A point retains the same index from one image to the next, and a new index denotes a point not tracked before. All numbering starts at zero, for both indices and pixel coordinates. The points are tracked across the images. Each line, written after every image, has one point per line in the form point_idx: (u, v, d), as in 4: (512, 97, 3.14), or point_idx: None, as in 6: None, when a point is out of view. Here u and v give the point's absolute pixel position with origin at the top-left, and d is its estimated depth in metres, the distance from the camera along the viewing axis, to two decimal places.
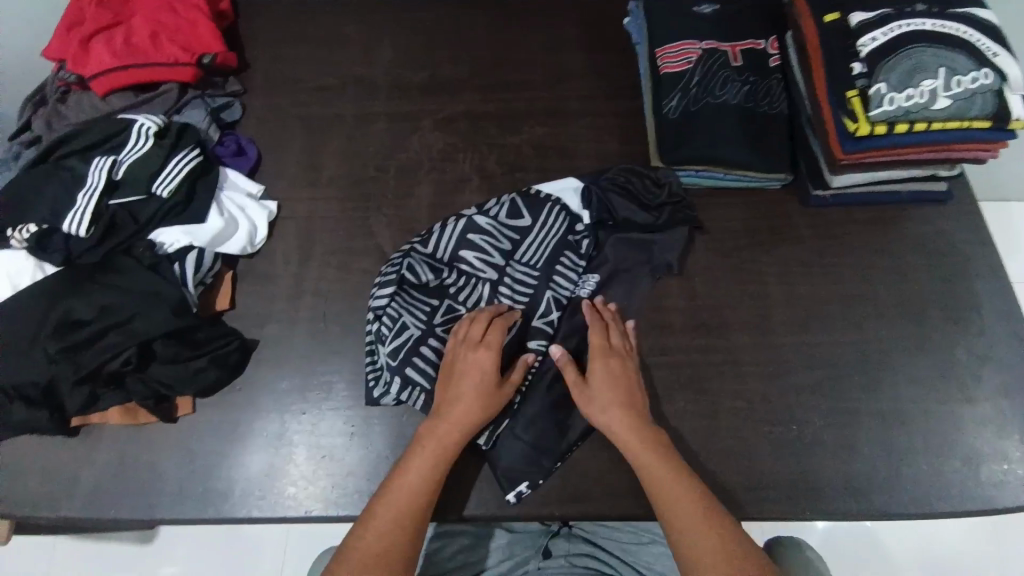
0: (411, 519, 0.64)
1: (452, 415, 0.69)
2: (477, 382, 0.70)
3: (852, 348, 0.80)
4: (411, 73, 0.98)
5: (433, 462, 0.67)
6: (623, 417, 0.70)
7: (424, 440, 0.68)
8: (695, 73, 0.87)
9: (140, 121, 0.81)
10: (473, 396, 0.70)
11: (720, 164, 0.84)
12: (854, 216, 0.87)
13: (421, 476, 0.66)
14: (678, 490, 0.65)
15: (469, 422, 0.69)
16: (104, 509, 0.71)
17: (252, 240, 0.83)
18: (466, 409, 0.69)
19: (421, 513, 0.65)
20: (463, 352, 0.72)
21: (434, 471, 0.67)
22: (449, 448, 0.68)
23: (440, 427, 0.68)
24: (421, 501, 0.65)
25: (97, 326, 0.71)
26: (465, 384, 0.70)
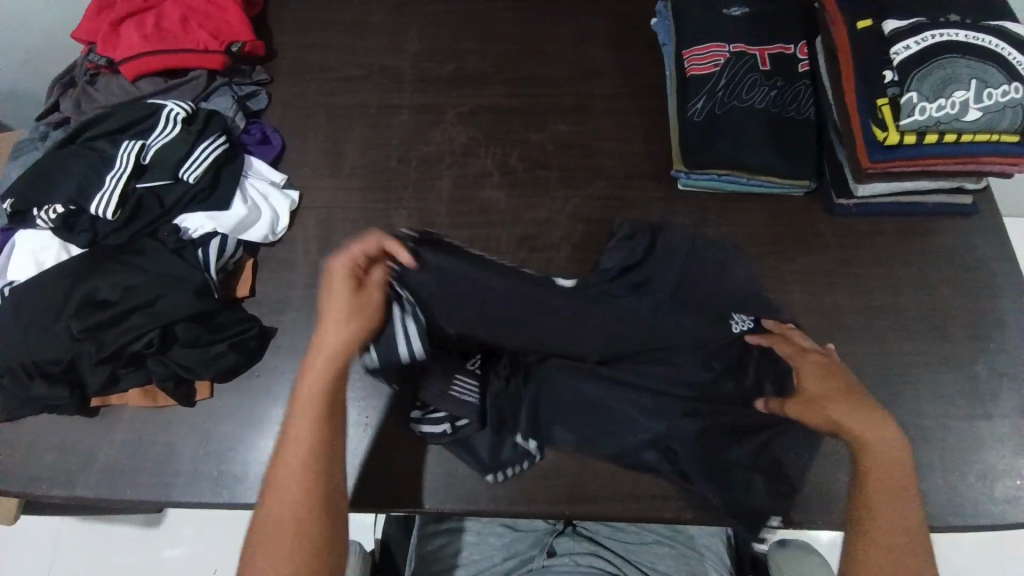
0: (311, 465, 0.62)
1: (316, 350, 0.65)
2: (343, 309, 0.65)
3: (870, 359, 0.79)
4: (436, 66, 0.98)
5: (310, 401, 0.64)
6: (849, 419, 0.67)
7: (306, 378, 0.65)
8: (722, 76, 0.87)
9: (168, 106, 0.82)
10: (328, 323, 0.65)
11: (743, 169, 0.84)
12: (877, 226, 0.86)
13: (301, 417, 0.63)
14: (893, 502, 0.64)
15: (342, 348, 0.65)
16: (119, 488, 0.72)
17: (275, 228, 0.84)
18: (337, 340, 0.65)
19: (320, 449, 0.63)
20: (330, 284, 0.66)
21: (321, 406, 0.64)
22: (330, 381, 0.65)
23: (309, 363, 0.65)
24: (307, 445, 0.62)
25: (120, 306, 0.71)
26: (330, 311, 0.66)
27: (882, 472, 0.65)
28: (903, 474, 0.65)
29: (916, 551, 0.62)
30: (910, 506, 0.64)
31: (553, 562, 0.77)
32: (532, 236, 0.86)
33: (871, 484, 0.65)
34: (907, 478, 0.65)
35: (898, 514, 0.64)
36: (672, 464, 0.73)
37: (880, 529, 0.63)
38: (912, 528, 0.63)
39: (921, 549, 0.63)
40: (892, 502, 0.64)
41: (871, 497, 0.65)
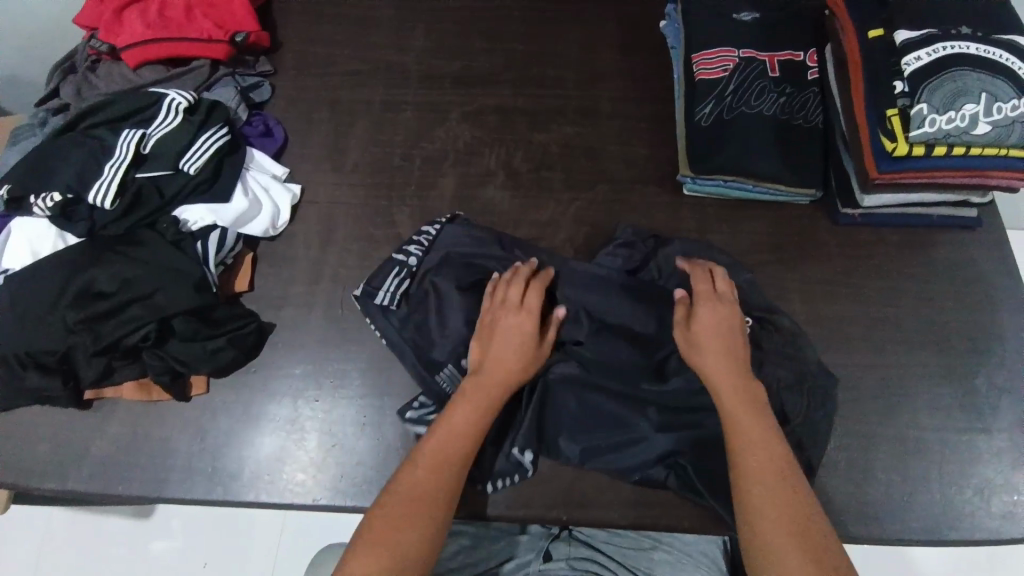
0: (448, 477, 0.62)
1: (493, 372, 0.68)
2: (520, 337, 0.70)
3: (871, 370, 0.79)
4: (442, 63, 0.97)
5: (482, 413, 0.66)
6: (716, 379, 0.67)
7: (467, 389, 0.67)
8: (731, 81, 0.86)
9: (170, 96, 0.80)
10: (518, 352, 0.69)
11: (750, 176, 0.83)
12: (881, 237, 0.86)
13: (464, 428, 0.65)
14: (760, 446, 0.62)
15: (514, 372, 0.68)
16: (112, 483, 0.71)
17: (275, 223, 0.83)
18: (508, 362, 0.68)
19: (460, 460, 0.63)
20: (499, 316, 0.71)
21: (476, 418, 0.65)
22: (492, 398, 0.67)
23: (484, 380, 0.67)
24: (464, 454, 0.64)
25: (117, 298, 0.70)
26: (501, 339, 0.69)
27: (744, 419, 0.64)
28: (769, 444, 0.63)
29: (796, 495, 0.60)
30: (778, 455, 0.62)
31: (549, 566, 0.76)
32: (536, 238, 0.86)
33: (737, 431, 0.64)
34: (768, 424, 0.64)
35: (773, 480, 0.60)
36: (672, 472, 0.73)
37: (747, 473, 0.61)
38: (788, 471, 0.61)
39: (803, 498, 0.60)
40: (756, 447, 0.62)
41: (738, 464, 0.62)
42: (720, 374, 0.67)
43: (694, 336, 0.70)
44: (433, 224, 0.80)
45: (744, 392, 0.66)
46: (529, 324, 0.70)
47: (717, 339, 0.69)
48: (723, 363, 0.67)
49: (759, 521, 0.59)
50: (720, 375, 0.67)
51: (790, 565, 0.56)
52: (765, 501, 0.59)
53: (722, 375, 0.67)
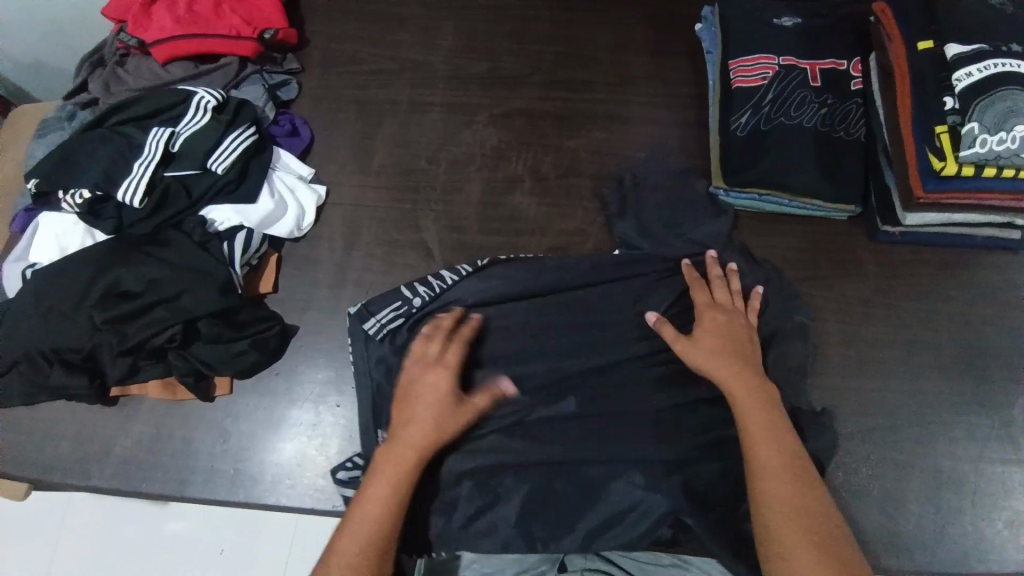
0: (374, 554, 0.60)
1: (407, 439, 0.65)
2: (436, 401, 0.67)
3: (906, 396, 0.76)
4: (470, 62, 0.95)
5: (396, 489, 0.63)
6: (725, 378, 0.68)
7: (383, 462, 0.64)
8: (771, 89, 0.83)
9: (199, 94, 0.80)
10: (429, 418, 0.66)
11: (786, 190, 0.80)
12: (921, 257, 0.83)
13: (378, 503, 0.62)
14: (772, 440, 0.63)
15: (434, 439, 0.66)
16: (133, 482, 0.71)
17: (300, 224, 0.82)
18: (426, 428, 0.66)
19: (385, 538, 0.61)
20: (413, 375, 0.69)
21: (398, 492, 0.63)
22: (411, 469, 0.64)
23: (399, 449, 0.65)
24: (378, 535, 0.61)
25: (144, 299, 0.70)
26: (419, 406, 0.67)
27: (755, 418, 0.65)
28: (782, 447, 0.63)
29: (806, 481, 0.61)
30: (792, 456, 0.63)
31: None
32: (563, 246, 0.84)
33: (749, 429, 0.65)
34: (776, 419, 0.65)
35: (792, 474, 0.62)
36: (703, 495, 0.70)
37: (760, 465, 0.62)
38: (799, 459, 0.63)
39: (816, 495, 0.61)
40: (773, 444, 0.63)
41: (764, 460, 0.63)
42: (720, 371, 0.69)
43: (697, 342, 0.71)
44: (451, 274, 0.79)
45: (749, 386, 0.67)
46: (447, 386, 0.68)
47: (716, 343, 0.71)
48: (730, 364, 0.69)
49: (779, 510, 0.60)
50: (727, 378, 0.68)
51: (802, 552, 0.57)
52: (784, 501, 0.60)
53: (725, 376, 0.68)
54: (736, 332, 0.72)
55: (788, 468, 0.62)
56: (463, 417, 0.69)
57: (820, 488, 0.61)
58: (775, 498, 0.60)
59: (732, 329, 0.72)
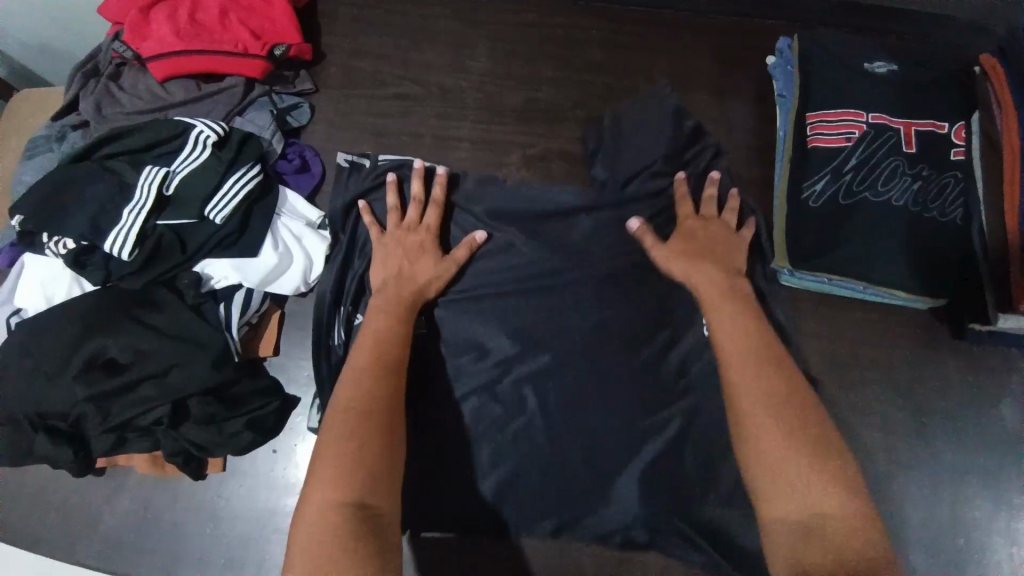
0: (382, 365, 0.59)
1: (408, 274, 0.68)
2: (425, 244, 0.70)
3: (976, 524, 0.68)
4: (503, 90, 0.85)
5: (391, 321, 0.63)
6: (700, 283, 0.66)
7: (386, 292, 0.66)
8: (854, 154, 0.72)
9: (198, 127, 0.71)
10: (410, 250, 0.70)
11: (863, 279, 0.69)
12: (1009, 359, 0.73)
13: (378, 332, 0.62)
14: (731, 332, 0.60)
15: (429, 280, 0.68)
16: (122, 564, 0.66)
17: (307, 278, 0.74)
18: (417, 265, 0.69)
19: (396, 355, 0.61)
20: (398, 235, 0.71)
21: (398, 322, 0.63)
22: (407, 300, 0.66)
23: (395, 285, 0.67)
24: (393, 348, 0.61)
25: (131, 372, 0.63)
26: (407, 242, 0.70)
27: (719, 317, 0.62)
28: (760, 348, 0.58)
29: (779, 380, 0.56)
30: (772, 358, 0.58)
31: None
32: (599, 307, 0.71)
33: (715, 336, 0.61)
34: (749, 323, 0.61)
35: (772, 370, 0.56)
36: None
37: (722, 355, 0.59)
38: (763, 345, 0.59)
39: (804, 401, 0.54)
40: (732, 334, 0.60)
41: (734, 358, 0.58)
42: (690, 279, 0.66)
43: (672, 254, 0.68)
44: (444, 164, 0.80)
45: (716, 286, 0.65)
46: (426, 243, 0.70)
47: (691, 249, 0.68)
48: (701, 277, 0.66)
49: (740, 394, 0.55)
50: (701, 287, 0.65)
51: (771, 445, 0.52)
52: (751, 398, 0.55)
53: (693, 283, 0.66)
54: (709, 239, 0.69)
55: (744, 356, 0.58)
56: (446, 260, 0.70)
57: (800, 390, 0.55)
58: (740, 406, 0.55)
59: (709, 240, 0.69)
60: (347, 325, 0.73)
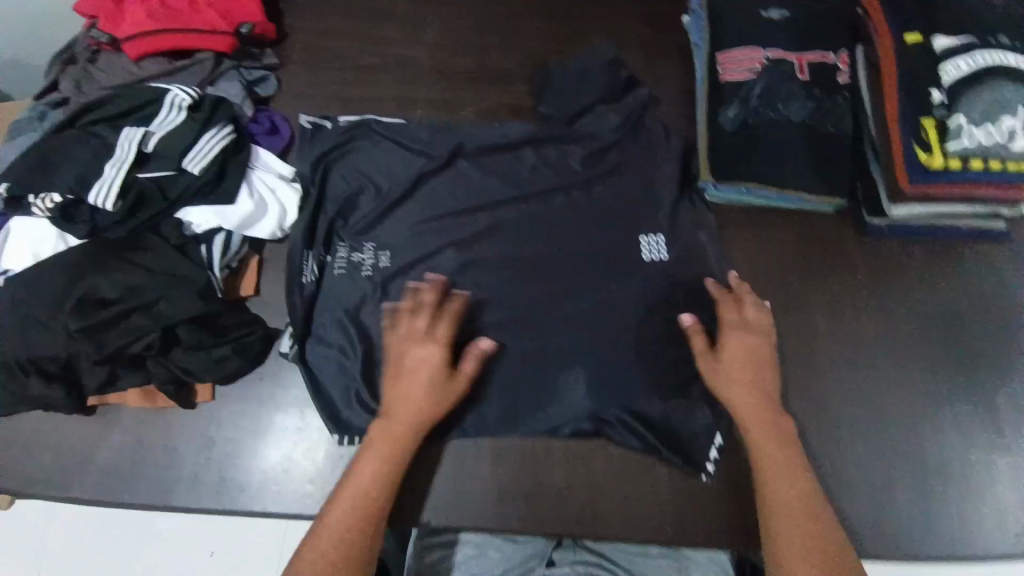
0: (369, 512, 0.62)
1: (399, 419, 0.66)
2: (427, 382, 0.67)
3: (893, 389, 0.77)
4: (454, 58, 0.94)
5: (393, 467, 0.65)
6: (748, 411, 0.69)
7: (382, 430, 0.67)
8: (758, 84, 0.82)
9: (172, 92, 0.78)
10: (420, 399, 0.67)
11: (774, 184, 0.81)
12: (908, 249, 0.84)
13: (371, 482, 0.64)
14: (780, 474, 0.65)
15: (421, 420, 0.67)
16: (115, 492, 0.69)
17: (282, 225, 0.80)
18: (413, 404, 0.67)
19: (382, 504, 0.64)
20: (401, 358, 0.68)
21: (391, 466, 0.65)
22: (408, 438, 0.66)
23: (396, 427, 0.66)
24: (381, 499, 0.63)
25: (121, 305, 0.69)
26: (402, 383, 0.67)
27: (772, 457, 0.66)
28: (803, 493, 0.64)
29: (813, 513, 0.63)
30: (811, 499, 0.63)
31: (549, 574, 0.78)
32: (545, 236, 0.82)
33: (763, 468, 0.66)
34: (795, 459, 0.66)
35: (812, 511, 0.63)
36: (683, 482, 0.74)
37: (767, 492, 0.64)
38: (803, 487, 0.64)
39: (839, 543, 0.61)
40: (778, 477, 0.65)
41: (784, 497, 0.63)
42: (748, 405, 0.69)
43: (720, 367, 0.70)
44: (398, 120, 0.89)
45: (767, 422, 0.68)
46: (437, 369, 0.68)
47: (741, 363, 0.70)
48: (750, 401, 0.69)
49: (774, 537, 0.62)
50: (745, 411, 0.68)
51: None
52: (794, 541, 0.61)
53: (749, 408, 0.69)
54: (757, 359, 0.71)
55: (791, 499, 0.63)
56: (453, 387, 0.69)
57: (830, 524, 0.62)
58: (780, 548, 0.61)
59: (758, 355, 0.72)
60: (318, 265, 0.79)
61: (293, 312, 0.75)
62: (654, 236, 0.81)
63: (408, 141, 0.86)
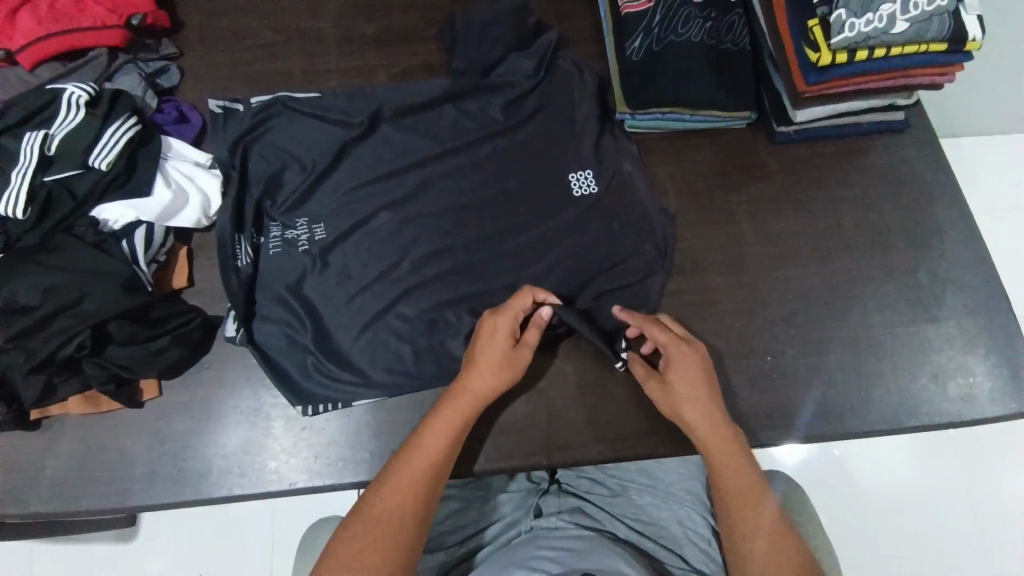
0: (421, 486, 0.64)
1: (472, 390, 0.68)
2: (494, 359, 0.69)
3: (822, 281, 0.82)
4: (359, 24, 0.93)
5: (451, 438, 0.66)
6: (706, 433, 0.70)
7: (444, 403, 0.68)
8: (657, 10, 0.85)
9: (68, 90, 0.74)
10: (501, 374, 0.69)
11: (684, 104, 0.84)
12: (819, 150, 0.88)
13: (428, 451, 0.66)
14: (738, 475, 0.69)
15: (486, 395, 0.69)
16: (73, 500, 0.68)
17: (207, 212, 0.78)
18: (484, 381, 0.69)
19: (438, 475, 0.65)
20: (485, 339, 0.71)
21: (453, 435, 0.67)
22: (467, 416, 0.68)
23: (466, 397, 0.68)
24: (436, 470, 0.65)
25: (43, 309, 0.67)
26: (486, 355, 0.70)
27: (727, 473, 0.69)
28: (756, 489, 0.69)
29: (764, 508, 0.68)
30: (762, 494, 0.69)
31: (539, 523, 0.77)
32: (475, 186, 0.83)
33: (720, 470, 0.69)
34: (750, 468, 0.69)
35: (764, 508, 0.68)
36: (642, 396, 0.76)
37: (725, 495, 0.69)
38: (757, 486, 0.69)
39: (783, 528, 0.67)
40: (736, 479, 0.69)
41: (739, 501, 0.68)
42: (702, 431, 0.70)
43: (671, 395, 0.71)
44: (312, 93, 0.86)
45: (722, 433, 0.70)
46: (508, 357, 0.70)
47: (688, 390, 0.71)
48: (705, 427, 0.70)
49: (734, 535, 0.68)
50: (706, 438, 0.70)
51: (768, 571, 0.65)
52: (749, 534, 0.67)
53: (706, 431, 0.70)
54: (703, 383, 0.71)
55: (749, 506, 0.68)
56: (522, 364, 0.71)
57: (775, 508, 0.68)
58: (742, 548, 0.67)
59: (697, 374, 0.72)
60: (252, 247, 0.77)
61: (232, 301, 0.74)
62: (584, 171, 0.84)
63: (322, 108, 0.84)
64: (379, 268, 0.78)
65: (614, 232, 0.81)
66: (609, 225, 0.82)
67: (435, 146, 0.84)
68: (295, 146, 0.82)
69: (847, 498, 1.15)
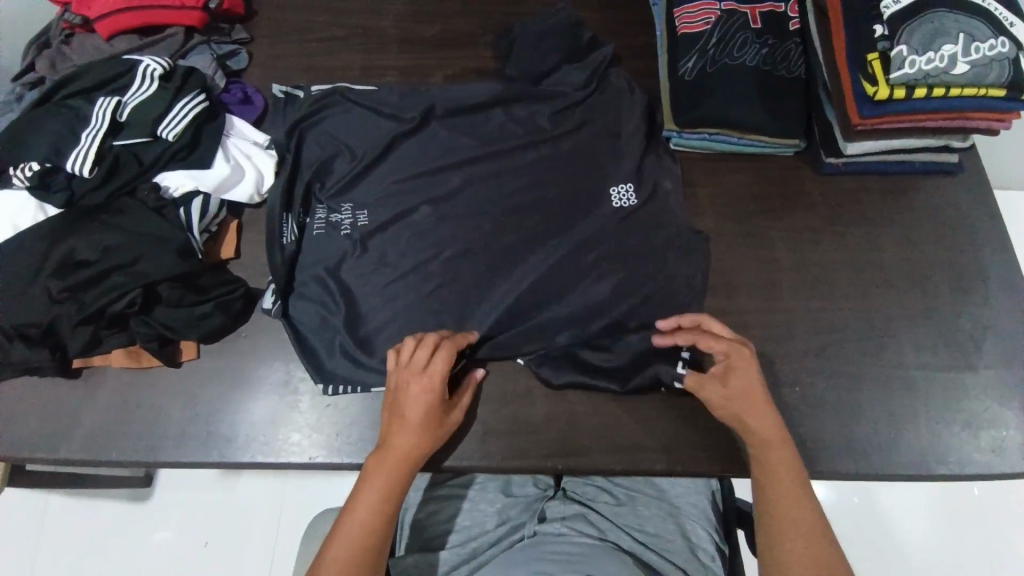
0: (363, 551, 0.63)
1: (399, 450, 0.67)
2: (421, 415, 0.68)
3: (858, 317, 0.81)
4: (419, 26, 0.96)
5: (388, 499, 0.65)
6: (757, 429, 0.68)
7: (375, 465, 0.67)
8: (714, 33, 0.85)
9: (144, 63, 0.78)
10: (424, 430, 0.68)
11: (733, 127, 0.84)
12: (865, 186, 0.88)
13: (366, 513, 0.64)
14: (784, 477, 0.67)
15: (417, 454, 0.67)
16: (104, 451, 0.71)
17: (260, 189, 0.81)
18: (413, 439, 0.67)
19: (380, 536, 0.64)
20: (408, 390, 0.69)
21: (389, 496, 0.66)
22: (401, 476, 0.67)
23: (393, 460, 0.67)
24: (377, 531, 0.64)
25: (100, 265, 0.70)
26: (410, 411, 0.68)
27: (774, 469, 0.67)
28: (801, 498, 0.66)
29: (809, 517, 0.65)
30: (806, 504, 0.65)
31: (543, 528, 0.76)
32: (516, 189, 0.84)
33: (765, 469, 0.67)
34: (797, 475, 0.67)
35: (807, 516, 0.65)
36: (662, 412, 0.76)
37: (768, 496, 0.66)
38: (804, 494, 0.66)
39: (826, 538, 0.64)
40: (776, 485, 0.67)
41: (778, 505, 0.66)
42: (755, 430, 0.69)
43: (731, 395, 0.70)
44: (370, 87, 0.89)
45: (772, 439, 0.68)
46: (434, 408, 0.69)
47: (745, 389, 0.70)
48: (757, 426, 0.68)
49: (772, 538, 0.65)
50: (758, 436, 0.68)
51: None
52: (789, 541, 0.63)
53: (765, 431, 0.68)
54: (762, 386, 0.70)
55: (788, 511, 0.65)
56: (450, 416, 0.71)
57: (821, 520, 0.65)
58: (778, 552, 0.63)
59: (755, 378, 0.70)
60: (298, 226, 0.80)
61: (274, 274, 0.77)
62: (625, 184, 0.84)
63: (378, 101, 0.87)
64: (415, 259, 0.80)
65: (650, 248, 0.82)
66: (645, 239, 0.82)
67: (481, 147, 0.86)
68: (348, 135, 0.85)
69: (864, 547, 1.11)
